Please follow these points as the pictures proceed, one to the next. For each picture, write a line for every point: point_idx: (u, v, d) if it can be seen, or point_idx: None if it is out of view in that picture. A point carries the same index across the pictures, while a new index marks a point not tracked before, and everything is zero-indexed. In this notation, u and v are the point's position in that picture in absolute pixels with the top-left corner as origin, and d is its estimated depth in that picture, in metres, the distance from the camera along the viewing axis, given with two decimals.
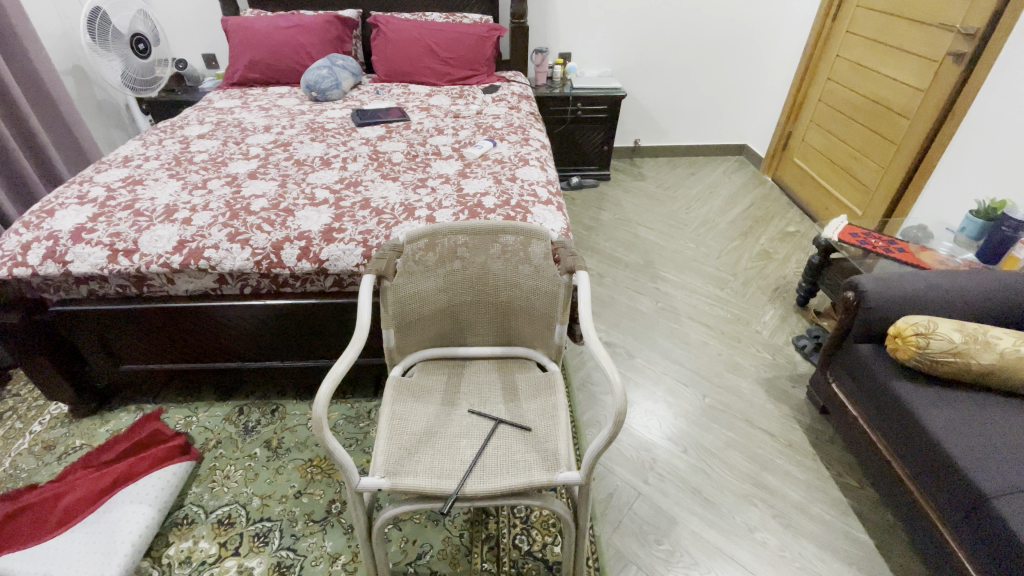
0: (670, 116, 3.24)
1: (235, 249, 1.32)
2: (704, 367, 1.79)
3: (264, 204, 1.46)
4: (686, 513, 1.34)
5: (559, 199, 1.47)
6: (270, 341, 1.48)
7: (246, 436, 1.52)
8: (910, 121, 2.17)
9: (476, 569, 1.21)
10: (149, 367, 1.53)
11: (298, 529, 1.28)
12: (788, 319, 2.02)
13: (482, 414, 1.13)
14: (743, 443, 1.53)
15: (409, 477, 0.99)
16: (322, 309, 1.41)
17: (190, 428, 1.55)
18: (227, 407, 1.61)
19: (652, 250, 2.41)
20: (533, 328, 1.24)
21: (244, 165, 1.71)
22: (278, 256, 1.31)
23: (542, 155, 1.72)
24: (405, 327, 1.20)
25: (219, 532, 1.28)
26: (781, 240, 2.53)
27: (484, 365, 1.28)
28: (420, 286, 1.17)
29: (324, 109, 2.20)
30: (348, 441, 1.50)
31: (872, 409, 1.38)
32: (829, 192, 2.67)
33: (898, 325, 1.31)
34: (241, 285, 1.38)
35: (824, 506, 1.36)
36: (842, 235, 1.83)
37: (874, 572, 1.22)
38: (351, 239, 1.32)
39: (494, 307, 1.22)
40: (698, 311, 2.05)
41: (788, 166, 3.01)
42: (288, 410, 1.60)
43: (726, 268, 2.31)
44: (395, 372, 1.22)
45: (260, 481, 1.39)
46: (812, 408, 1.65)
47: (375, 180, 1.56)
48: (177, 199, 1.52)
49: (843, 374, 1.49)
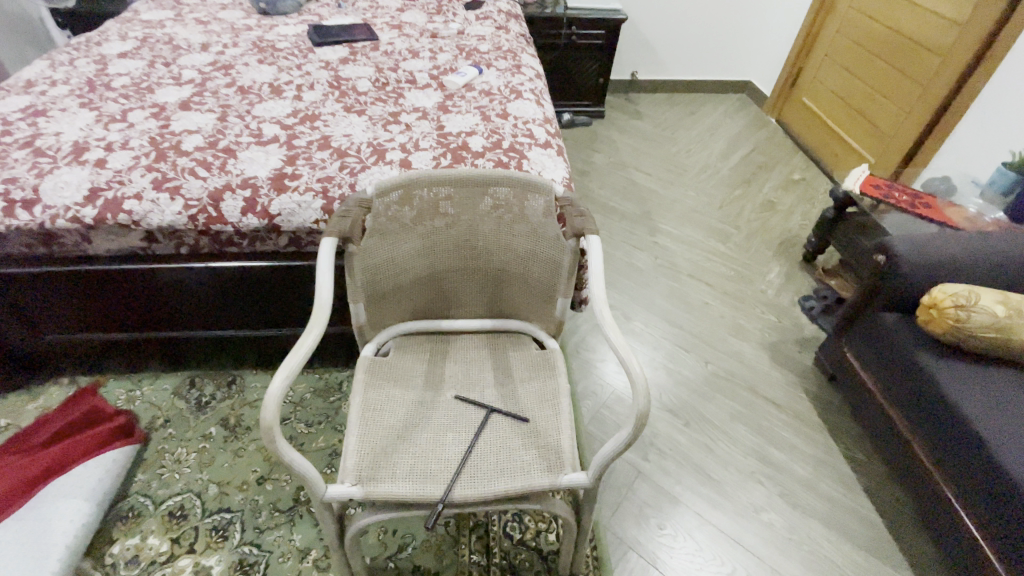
0: (670, 46, 2.93)
1: (162, 201, 1.07)
2: (706, 331, 1.65)
3: (199, 142, 1.19)
4: (688, 494, 1.24)
5: (559, 141, 1.25)
6: (219, 308, 1.27)
7: (199, 413, 1.34)
8: (942, 58, 1.96)
9: (464, 562, 1.10)
10: (77, 337, 1.31)
11: (261, 521, 1.14)
12: (793, 276, 1.88)
13: (471, 402, 0.97)
14: (748, 414, 1.42)
15: (385, 483, 0.83)
16: (277, 273, 1.18)
17: (133, 404, 1.36)
18: (175, 379, 1.42)
19: (649, 199, 2.21)
20: (529, 299, 1.06)
21: (176, 92, 1.40)
22: (216, 209, 1.07)
23: (537, 86, 1.46)
24: (376, 300, 1.00)
25: (171, 526, 1.13)
26: (785, 189, 2.35)
27: (471, 340, 1.10)
28: (394, 250, 0.97)
29: (274, 23, 1.85)
30: (317, 418, 1.34)
31: (892, 383, 1.26)
32: (839, 137, 2.47)
33: (933, 295, 1.18)
34: (175, 244, 1.14)
35: (832, 482, 1.28)
36: (864, 187, 1.66)
37: (882, 553, 1.16)
38: (308, 188, 1.08)
39: (483, 275, 1.04)
40: (699, 268, 1.89)
41: (794, 106, 2.77)
42: (246, 382, 1.41)
43: (728, 219, 2.14)
44: (367, 351, 1.03)
45: (216, 466, 1.23)
46: (819, 375, 1.54)
47: (337, 114, 1.29)
48: (89, 134, 1.23)
49: (860, 343, 1.37)
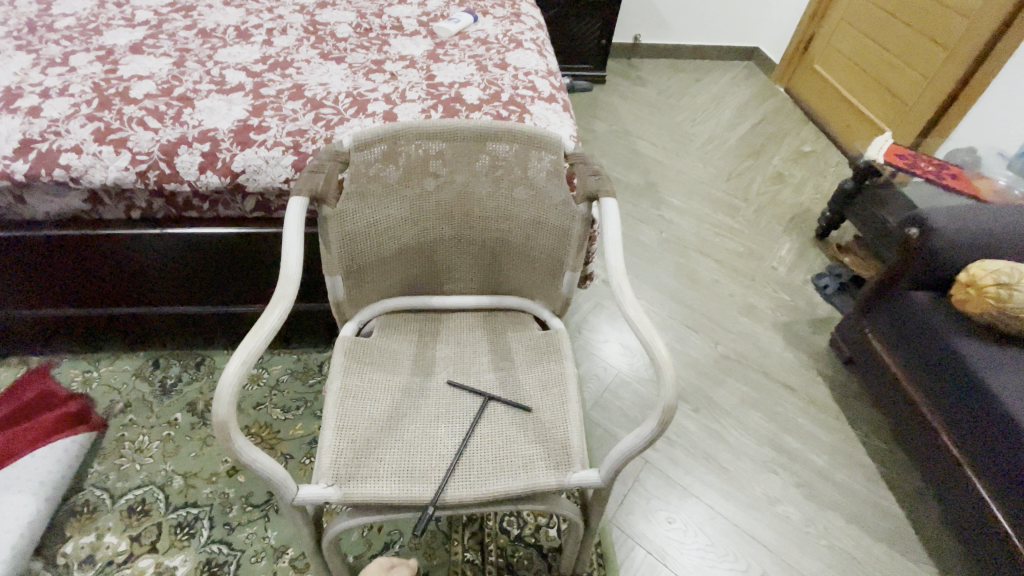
0: (676, 7, 2.75)
1: (106, 155, 0.93)
2: (715, 310, 1.55)
3: (151, 88, 1.03)
4: (699, 484, 1.16)
5: (564, 95, 1.11)
6: (182, 282, 1.13)
7: (164, 397, 1.21)
8: (970, 19, 1.83)
9: (457, 561, 1.01)
10: (22, 313, 1.17)
11: (232, 516, 1.03)
12: (806, 253, 1.78)
13: (467, 388, 0.86)
14: (761, 399, 1.33)
15: (366, 483, 0.72)
16: (245, 242, 1.05)
17: (89, 387, 1.22)
18: (138, 359, 1.28)
19: (654, 170, 2.08)
20: (531, 274, 0.93)
21: (127, 34, 1.23)
22: (169, 164, 0.93)
23: (538, 36, 1.31)
24: (356, 273, 0.87)
25: (130, 523, 1.02)
26: (795, 161, 2.23)
27: (465, 319, 0.98)
28: (377, 215, 0.83)
29: None
30: (294, 402, 1.22)
31: (919, 367, 1.17)
32: (853, 107, 2.33)
33: (973, 271, 1.08)
34: (124, 206, 0.99)
35: (850, 472, 1.20)
36: (888, 156, 1.55)
37: (904, 547, 1.09)
38: (276, 142, 0.93)
39: (479, 246, 0.91)
40: (707, 243, 1.78)
41: (805, 75, 2.61)
42: (216, 363, 1.28)
43: (737, 192, 2.02)
44: (348, 331, 0.91)
45: (182, 456, 1.11)
46: (834, 358, 1.45)
47: (312, 61, 1.13)
48: (23, 79, 1.06)
49: (884, 324, 1.27)
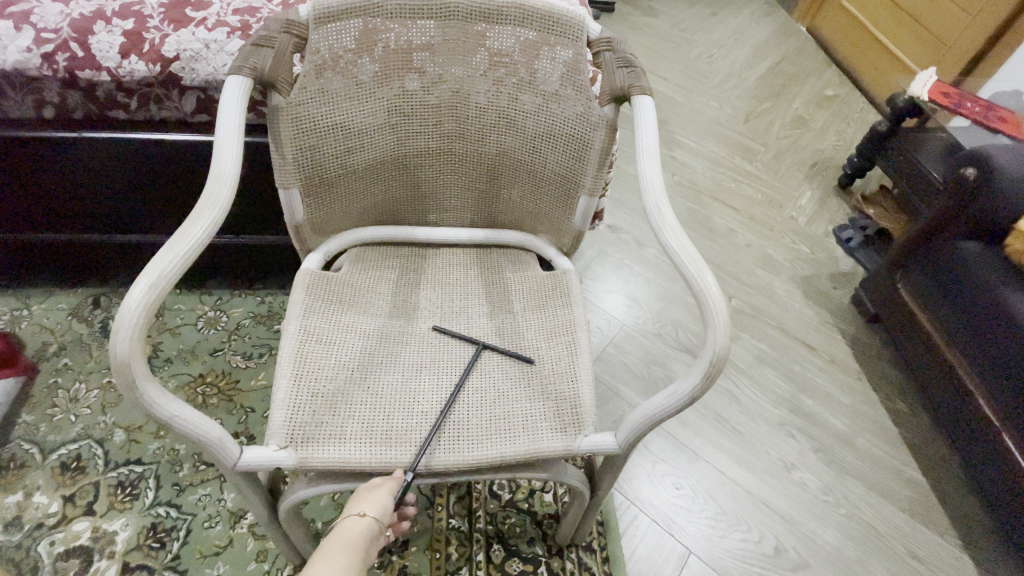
0: None
1: (3, 32, 0.73)
2: (730, 261, 1.41)
3: None
4: (710, 448, 1.05)
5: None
6: (115, 203, 0.94)
7: (106, 340, 1.05)
8: None
9: (441, 528, 0.90)
10: None
11: (182, 476, 0.89)
12: (827, 204, 1.63)
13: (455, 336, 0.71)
14: (778, 357, 1.22)
15: (330, 446, 0.59)
16: (188, 157, 0.86)
17: (18, 327, 1.06)
18: (75, 296, 1.11)
19: (666, 108, 1.88)
20: (536, 202, 0.77)
21: None
22: (83, 46, 0.73)
23: None
24: (321, 192, 0.70)
25: (63, 481, 0.88)
26: (818, 105, 2.05)
27: (456, 255, 0.82)
28: (345, 114, 0.65)
29: None
30: (258, 350, 1.07)
31: (960, 325, 1.05)
32: (882, 47, 2.13)
33: None
34: (32, 101, 0.79)
35: (872, 437, 1.11)
36: (933, 94, 1.38)
37: (927, 518, 1.01)
38: (220, 23, 0.74)
39: (473, 165, 0.74)
40: (722, 188, 1.62)
41: (830, 11, 2.38)
42: (167, 303, 1.12)
43: (755, 135, 1.84)
44: (312, 263, 0.75)
45: (125, 407, 0.96)
46: (857, 316, 1.34)
47: None
48: None
49: (922, 279, 1.15)
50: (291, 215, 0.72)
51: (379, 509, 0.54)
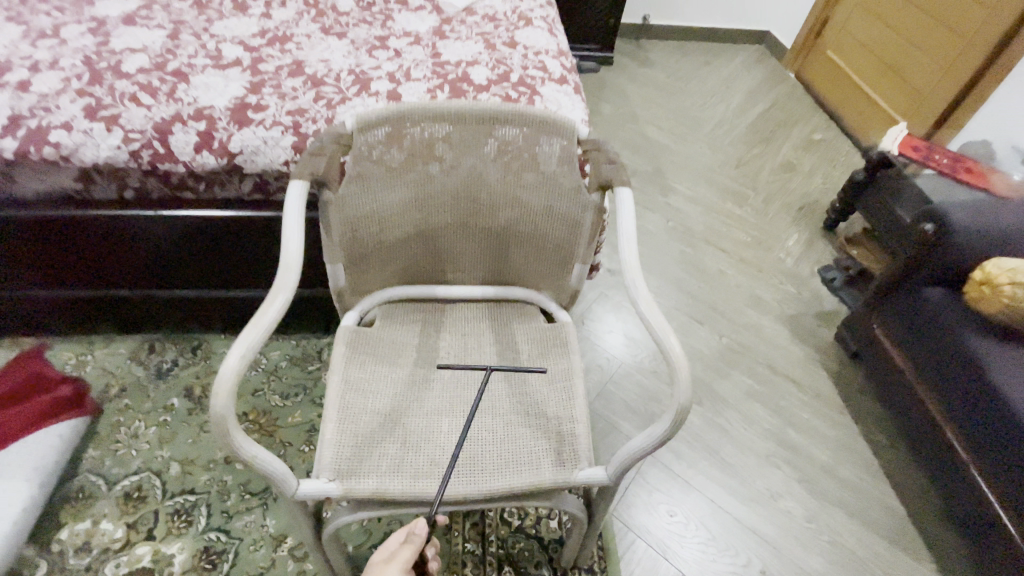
0: None
1: (97, 132, 0.89)
2: (721, 302, 1.53)
3: (143, 63, 0.99)
4: (702, 478, 1.15)
5: (576, 76, 1.06)
6: (175, 264, 1.09)
7: (160, 382, 1.19)
8: (987, 10, 1.78)
9: (457, 551, 1.00)
10: (9, 294, 1.13)
11: (230, 504, 1.01)
12: (813, 245, 1.75)
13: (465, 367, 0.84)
14: (766, 393, 1.32)
15: (368, 479, 0.71)
16: (243, 227, 1.01)
17: (84, 370, 1.20)
18: (133, 342, 1.26)
19: (661, 155, 2.03)
20: (538, 265, 0.90)
21: (119, 5, 1.18)
22: (164, 144, 0.89)
23: (549, 14, 1.26)
24: (360, 262, 0.84)
25: (127, 509, 1.00)
26: (805, 150, 2.19)
27: (470, 309, 0.95)
28: (380, 200, 0.80)
29: None
30: (294, 389, 1.20)
31: (929, 364, 1.15)
32: (864, 95, 2.28)
33: (987, 269, 1.06)
34: (117, 186, 0.95)
35: (853, 468, 1.20)
36: (903, 148, 1.52)
37: (905, 545, 1.09)
38: (275, 122, 0.89)
39: (486, 235, 0.88)
40: (713, 232, 1.75)
41: (817, 59, 2.55)
42: (213, 347, 1.26)
43: (746, 180, 1.98)
44: (349, 320, 0.88)
45: (179, 442, 1.09)
46: (841, 352, 1.44)
47: (312, 36, 1.09)
48: (13, 53, 1.05)
49: (894, 321, 1.25)
50: (333, 281, 0.86)
51: None
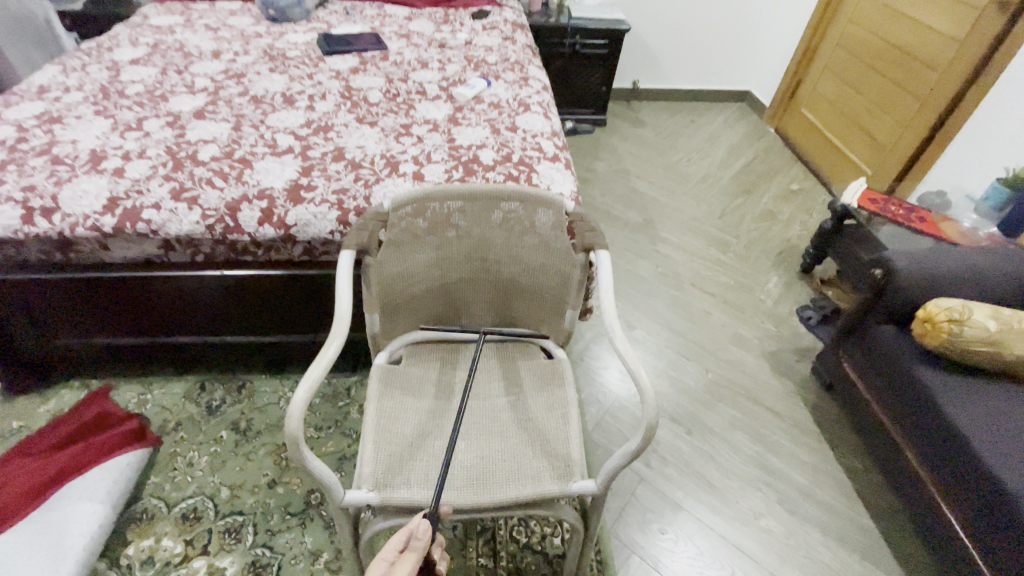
0: (673, 56, 2.97)
1: (180, 210, 1.10)
2: (707, 340, 1.69)
3: (215, 151, 1.22)
4: (690, 500, 1.28)
5: (567, 154, 1.28)
6: (231, 314, 1.29)
7: (210, 417, 1.36)
8: (939, 75, 1.96)
9: (472, 565, 1.14)
10: (87, 342, 1.32)
11: (274, 523, 1.16)
12: (792, 287, 1.92)
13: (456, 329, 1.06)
14: (748, 422, 1.46)
15: (400, 490, 0.86)
16: (291, 282, 1.21)
17: (144, 408, 1.37)
18: (187, 382, 1.44)
19: (651, 207, 2.25)
20: (538, 311, 1.09)
21: (190, 100, 1.43)
22: (234, 219, 1.10)
23: (544, 99, 1.50)
24: (391, 311, 1.03)
25: (184, 528, 1.15)
26: (784, 199, 2.39)
27: (481, 349, 1.13)
28: (409, 261, 0.99)
29: (284, 32, 1.86)
30: (327, 422, 1.37)
31: (888, 393, 1.29)
32: (837, 148, 2.50)
33: (927, 308, 1.19)
34: (191, 252, 1.16)
35: (829, 490, 1.32)
36: (861, 202, 1.69)
37: (877, 560, 1.20)
38: (323, 200, 1.11)
39: (494, 287, 1.06)
40: (700, 276, 1.93)
41: (793, 116, 2.80)
42: (256, 386, 1.44)
43: (729, 228, 2.18)
44: (381, 359, 1.06)
45: (228, 470, 1.25)
46: (817, 384, 1.58)
47: (349, 125, 1.32)
48: (105, 143, 1.24)
49: (858, 355, 1.40)
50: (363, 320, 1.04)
51: None
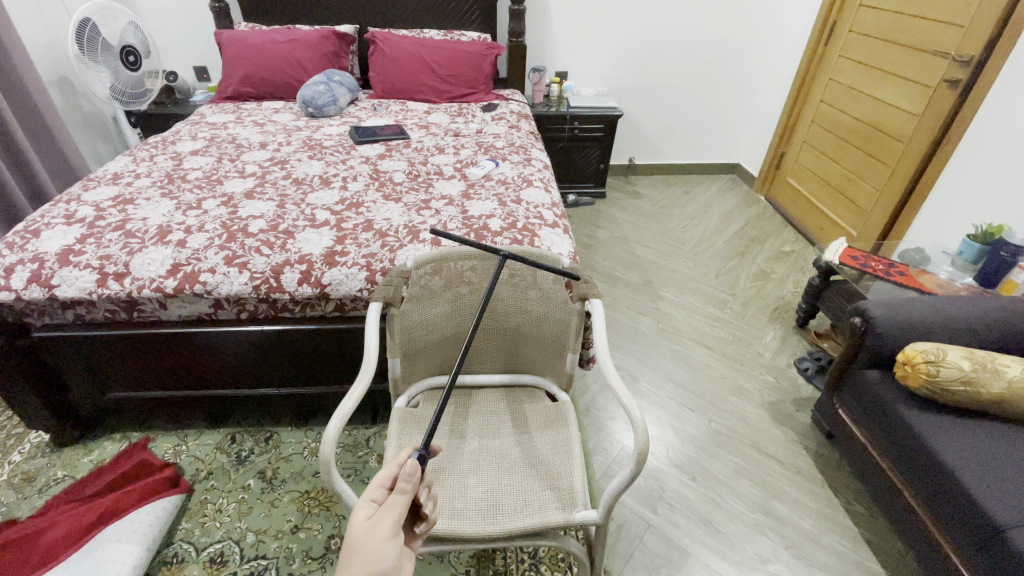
0: (665, 135, 3.27)
1: (232, 273, 1.27)
2: (708, 392, 1.77)
3: (262, 225, 1.42)
4: (697, 545, 1.31)
5: (565, 221, 1.46)
6: (266, 367, 1.43)
7: (239, 466, 1.45)
8: (905, 144, 2.15)
9: None
10: (135, 395, 1.46)
11: (296, 567, 1.23)
12: (788, 340, 2.01)
13: (469, 242, 0.95)
14: (752, 469, 1.51)
15: None
16: (323, 336, 1.36)
17: (179, 458, 1.48)
18: (219, 435, 1.55)
19: (650, 269, 2.40)
20: (542, 356, 1.21)
21: (241, 184, 1.66)
22: (277, 280, 1.27)
23: (545, 176, 1.72)
24: (411, 357, 1.16)
25: (211, 571, 1.22)
26: (777, 260, 2.54)
27: (492, 393, 1.24)
28: (427, 313, 1.13)
29: (321, 125, 2.16)
30: (347, 471, 1.45)
31: (880, 433, 1.34)
32: (823, 212, 2.68)
33: (906, 351, 1.28)
34: (238, 310, 1.32)
35: (835, 535, 1.34)
36: (842, 258, 1.83)
37: None
38: (355, 263, 1.28)
39: (503, 335, 1.19)
40: (699, 332, 2.04)
41: (781, 185, 3.02)
42: (282, 437, 1.54)
43: (725, 287, 2.31)
44: (400, 402, 1.18)
45: (254, 515, 1.33)
46: (818, 433, 1.63)
47: (377, 201, 1.53)
48: (170, 219, 1.44)
49: (850, 399, 1.47)
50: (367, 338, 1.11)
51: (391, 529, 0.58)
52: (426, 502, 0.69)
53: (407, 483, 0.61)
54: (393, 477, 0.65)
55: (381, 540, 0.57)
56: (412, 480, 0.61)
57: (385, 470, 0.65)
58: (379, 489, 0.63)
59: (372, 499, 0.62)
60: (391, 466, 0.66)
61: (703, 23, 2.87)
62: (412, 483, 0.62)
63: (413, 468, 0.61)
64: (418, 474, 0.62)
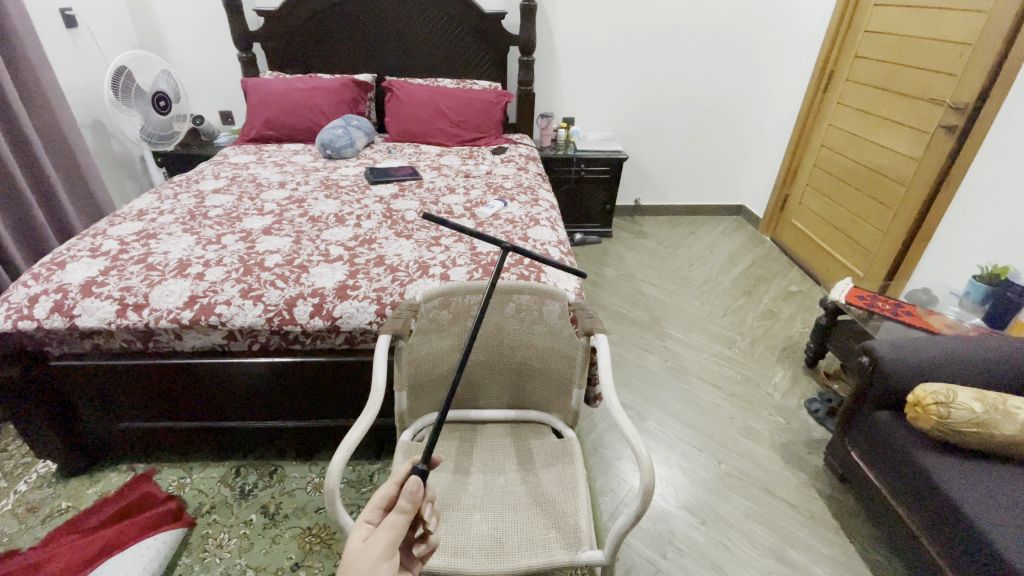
0: (670, 178, 3.35)
1: (247, 305, 1.30)
2: (717, 431, 1.74)
3: (278, 260, 1.46)
4: None
5: (570, 258, 1.50)
6: (276, 398, 1.44)
7: (242, 500, 1.44)
8: (906, 187, 2.19)
9: None
10: (144, 426, 1.47)
11: None
12: (798, 381, 1.99)
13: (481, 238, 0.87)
14: (764, 513, 1.47)
15: None
16: (332, 368, 1.38)
17: (182, 491, 1.47)
18: (222, 468, 1.54)
19: (657, 308, 2.42)
20: (547, 391, 1.21)
21: (259, 221, 1.72)
22: (290, 313, 1.30)
23: (552, 216, 1.78)
24: (417, 389, 1.16)
25: None
26: (784, 300, 2.54)
27: (496, 429, 1.23)
28: (434, 346, 1.14)
29: (337, 166, 2.26)
30: (351, 507, 1.44)
31: (893, 477, 1.31)
32: (828, 253, 2.70)
33: (915, 392, 1.25)
34: (250, 341, 1.35)
35: None
36: (848, 298, 1.84)
37: None
38: (366, 296, 1.32)
39: (508, 369, 1.20)
40: (707, 370, 2.03)
41: (785, 227, 3.07)
42: (286, 472, 1.53)
43: (731, 326, 2.31)
44: (405, 437, 1.17)
45: (254, 552, 1.32)
46: (831, 477, 1.59)
47: (389, 238, 1.59)
48: (191, 253, 1.50)
49: (862, 441, 1.43)
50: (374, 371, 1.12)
51: (385, 546, 0.58)
52: (430, 520, 0.68)
53: (408, 501, 0.61)
54: (390, 498, 0.66)
55: (374, 562, 0.56)
56: (413, 499, 0.61)
57: (384, 490, 0.65)
58: (376, 510, 0.64)
59: (368, 520, 0.63)
60: (389, 486, 0.66)
61: (704, 71, 3.00)
62: (413, 502, 0.61)
63: (416, 487, 0.61)
64: (420, 492, 0.61)
